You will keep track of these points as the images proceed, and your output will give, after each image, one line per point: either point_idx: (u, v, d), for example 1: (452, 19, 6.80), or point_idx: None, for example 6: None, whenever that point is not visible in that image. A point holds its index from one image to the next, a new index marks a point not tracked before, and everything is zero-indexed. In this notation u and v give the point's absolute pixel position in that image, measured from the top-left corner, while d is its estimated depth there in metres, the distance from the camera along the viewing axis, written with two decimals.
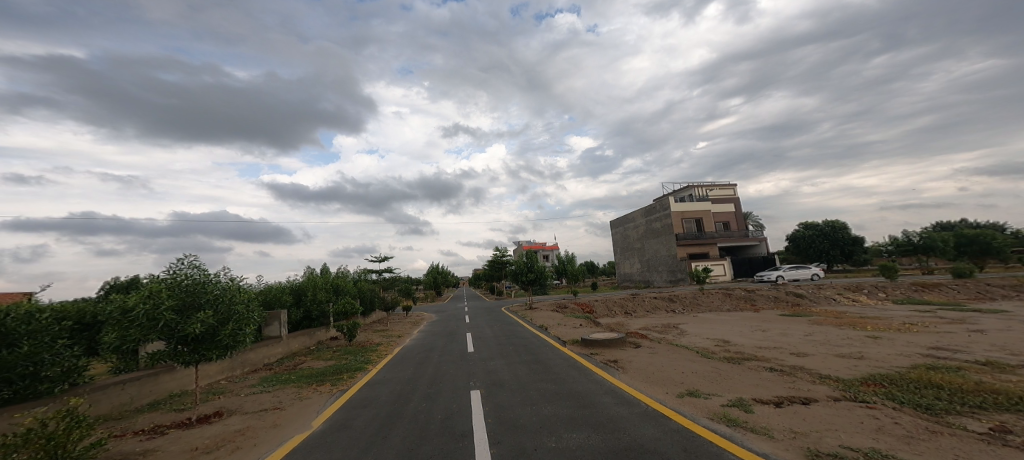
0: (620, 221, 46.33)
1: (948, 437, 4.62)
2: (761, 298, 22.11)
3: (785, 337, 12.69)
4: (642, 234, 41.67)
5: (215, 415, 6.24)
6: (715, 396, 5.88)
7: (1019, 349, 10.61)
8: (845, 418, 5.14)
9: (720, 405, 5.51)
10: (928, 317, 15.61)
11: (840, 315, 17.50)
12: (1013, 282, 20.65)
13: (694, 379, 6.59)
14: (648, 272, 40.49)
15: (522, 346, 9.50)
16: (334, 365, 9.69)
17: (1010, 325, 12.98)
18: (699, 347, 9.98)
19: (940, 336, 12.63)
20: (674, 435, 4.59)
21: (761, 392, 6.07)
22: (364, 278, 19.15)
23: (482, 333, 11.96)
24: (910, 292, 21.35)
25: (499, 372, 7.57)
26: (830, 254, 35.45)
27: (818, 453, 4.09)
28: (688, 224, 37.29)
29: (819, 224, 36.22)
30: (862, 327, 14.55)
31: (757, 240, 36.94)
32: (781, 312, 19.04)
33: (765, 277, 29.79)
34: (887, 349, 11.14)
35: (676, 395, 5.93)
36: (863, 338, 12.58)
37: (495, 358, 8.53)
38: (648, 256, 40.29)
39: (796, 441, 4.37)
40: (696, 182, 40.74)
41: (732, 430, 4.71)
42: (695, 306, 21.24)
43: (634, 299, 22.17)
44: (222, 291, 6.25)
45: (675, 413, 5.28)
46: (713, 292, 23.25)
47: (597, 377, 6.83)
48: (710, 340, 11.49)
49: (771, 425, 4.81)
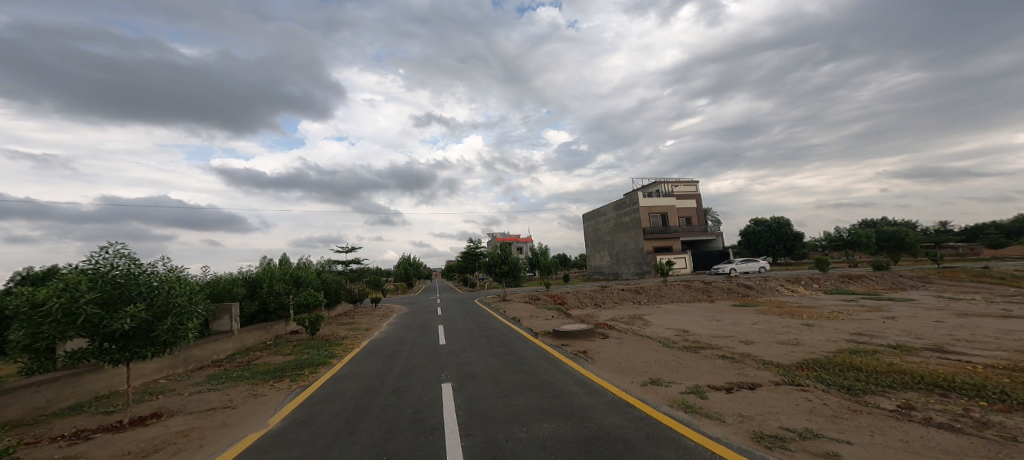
0: (593, 215, 47.66)
1: (866, 415, 5.30)
2: (716, 290, 23.63)
3: (736, 326, 13.75)
4: (611, 228, 43.04)
5: (153, 417, 5.93)
6: (675, 384, 6.34)
7: (922, 334, 12.16)
8: (784, 401, 5.74)
9: (678, 393, 5.95)
10: (851, 306, 17.48)
11: (781, 305, 19.16)
12: (921, 274, 23.39)
13: (656, 368, 7.05)
14: (616, 265, 41.97)
15: (494, 338, 9.68)
16: (295, 360, 9.41)
17: (917, 312, 14.75)
18: (661, 337, 10.63)
19: (861, 323, 14.24)
20: (638, 422, 4.93)
21: (714, 379, 6.62)
22: (329, 270, 18.58)
23: (454, 325, 12.03)
24: (838, 283, 23.59)
25: (471, 365, 7.68)
26: (775, 249, 38.40)
27: (762, 435, 4.56)
28: (654, 219, 39.06)
29: (766, 220, 39.04)
30: (798, 315, 16.02)
31: (714, 235, 39.09)
32: (733, 302, 20.51)
33: (720, 270, 31.80)
34: (818, 335, 12.41)
35: (640, 384, 6.33)
36: (799, 326, 13.89)
37: (468, 351, 8.64)
38: (616, 249, 41.74)
39: (744, 425, 4.84)
40: (663, 178, 42.55)
41: (690, 416, 5.12)
42: (659, 298, 22.36)
43: (602, 290, 22.94)
44: (157, 283, 5.88)
45: (639, 401, 5.66)
46: (674, 284, 24.49)
47: (566, 368, 7.12)
48: (671, 330, 12.22)
49: (723, 411, 5.28)
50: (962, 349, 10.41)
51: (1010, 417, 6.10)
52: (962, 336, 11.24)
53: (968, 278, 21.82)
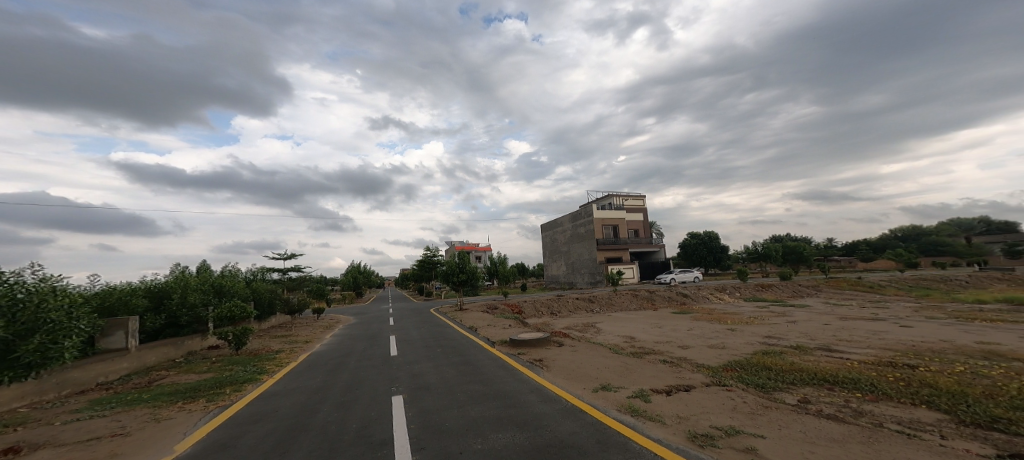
0: (550, 225, 48.87)
1: (775, 410, 6.20)
2: (658, 298, 25.29)
3: (675, 332, 14.96)
4: (568, 238, 44.44)
5: (15, 451, 5.38)
6: (623, 388, 6.89)
7: (815, 335, 14.08)
8: (713, 400, 6.50)
9: (626, 397, 6.50)
10: (764, 312, 19.67)
11: (711, 312, 21.00)
12: (814, 283, 26.76)
13: (606, 374, 7.58)
14: (572, 274, 43.40)
15: (450, 348, 9.78)
16: (214, 378, 8.81)
17: (812, 316, 17.00)
18: (610, 344, 11.35)
19: (771, 326, 16.13)
20: (589, 428, 5.37)
21: (656, 383, 7.28)
22: (262, 279, 17.55)
23: (407, 335, 11.90)
24: (753, 292, 26.26)
25: (425, 376, 7.74)
26: (706, 260, 41.79)
27: (696, 434, 5.17)
28: (607, 231, 40.94)
29: (700, 234, 42.39)
30: (724, 321, 17.74)
31: (657, 247, 41.63)
32: (673, 310, 22.13)
33: (663, 280, 34.06)
34: (740, 339, 13.89)
35: (591, 390, 6.81)
36: (724, 331, 15.43)
37: (422, 361, 8.67)
38: (572, 259, 43.19)
39: (681, 425, 5.46)
40: (616, 192, 44.72)
41: (636, 419, 5.66)
42: (610, 306, 23.48)
43: (558, 300, 23.63)
44: (24, 298, 5.39)
45: (590, 406, 6.12)
46: (622, 293, 25.84)
47: (522, 376, 7.45)
48: (620, 337, 13.06)
49: (663, 413, 5.88)
50: (845, 348, 12.18)
51: (877, 406, 7.38)
52: (843, 336, 13.16)
53: (853, 287, 25.28)
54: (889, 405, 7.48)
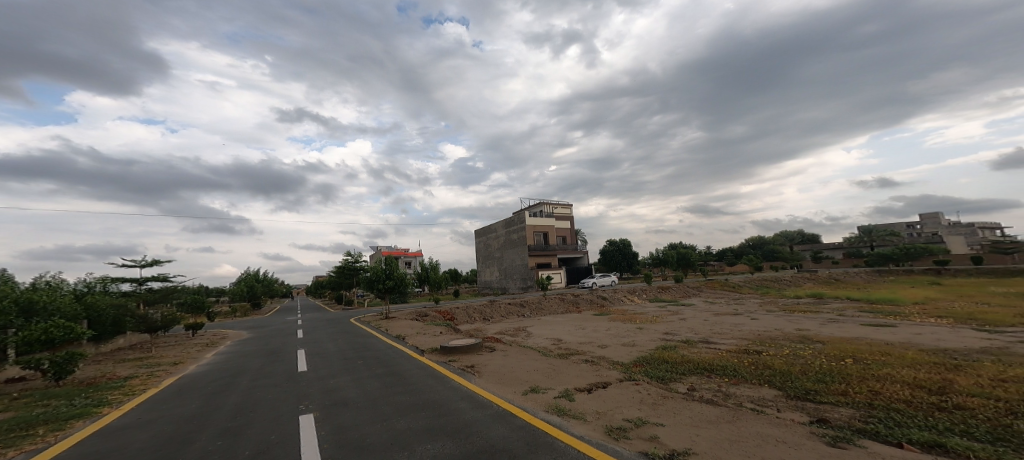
0: (484, 231, 49.61)
1: (672, 398, 7.41)
2: (582, 301, 26.93)
3: (595, 332, 16.36)
4: (501, 244, 45.40)
5: None
6: (549, 390, 7.62)
7: (699, 329, 16.33)
8: (625, 394, 7.53)
9: (552, 398, 7.19)
10: (663, 311, 22.14)
11: (624, 313, 22.99)
12: (698, 284, 30.45)
13: (535, 376, 8.33)
14: (504, 280, 44.43)
15: (372, 360, 9.68)
16: (26, 415, 6.68)
17: (697, 313, 19.52)
18: (540, 346, 12.27)
19: (670, 323, 18.19)
20: (520, 431, 5.54)
21: (579, 382, 8.16)
22: (99, 293, 14.76)
23: (320, 349, 11.48)
24: (655, 293, 29.15)
25: (341, 393, 7.24)
26: (621, 266, 45.32)
27: (612, 428, 5.78)
28: (538, 238, 42.61)
29: (616, 241, 45.78)
30: (635, 321, 19.66)
31: (582, 253, 44.18)
32: (593, 312, 23.85)
33: (585, 284, 36.26)
34: (645, 336, 15.69)
35: (521, 393, 7.39)
36: (633, 329, 17.26)
37: (339, 376, 8.44)
38: (505, 264, 44.28)
39: (600, 421, 6.13)
40: (547, 200, 46.62)
41: (561, 418, 6.21)
42: (540, 311, 24.51)
43: (491, 305, 24.06)
44: None
45: (520, 409, 6.55)
46: (550, 297, 27.14)
47: (454, 384, 7.74)
48: (548, 339, 14.08)
49: (584, 410, 6.64)
50: (717, 339, 14.27)
51: (738, 388, 8.97)
52: (716, 329, 15.44)
53: (733, 287, 29.30)
54: (744, 386, 9.12)
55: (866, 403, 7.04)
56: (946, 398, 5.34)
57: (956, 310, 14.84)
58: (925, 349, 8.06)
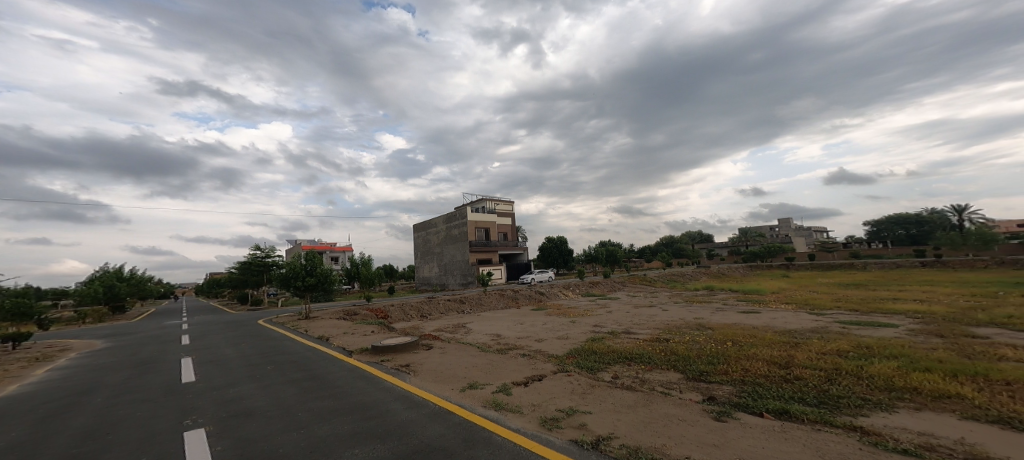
0: (423, 226, 48.94)
1: (599, 387, 7.75)
2: (521, 297, 27.59)
3: (533, 327, 16.95)
4: (441, 240, 45.07)
5: None
6: (488, 385, 6.77)
7: (622, 321, 17.60)
8: (559, 386, 7.36)
9: (491, 393, 6.37)
10: (593, 304, 23.43)
11: (560, 307, 23.92)
12: (622, 279, 32.72)
13: (473, 373, 7.43)
14: (443, 276, 44.21)
15: (288, 365, 8.18)
16: None
17: (625, 305, 20.87)
18: (479, 342, 12.50)
19: (601, 316, 19.25)
20: (457, 428, 4.86)
21: (516, 376, 7.69)
22: None
23: (217, 356, 9.80)
24: (587, 288, 30.76)
25: (247, 400, 5.80)
26: (557, 262, 47.18)
27: (546, 419, 5.32)
28: (479, 233, 42.82)
29: (553, 238, 47.48)
30: (569, 314, 20.62)
31: (522, 249, 45.21)
32: (532, 307, 24.57)
33: (523, 280, 37.18)
34: (577, 329, 16.62)
35: (459, 390, 6.42)
36: (566, 323, 18.24)
37: (242, 383, 6.75)
38: (444, 260, 44.04)
39: (535, 413, 5.57)
40: (489, 196, 46.99)
41: (498, 413, 5.52)
42: (480, 307, 24.67)
43: (429, 302, 23.67)
44: None
45: (458, 407, 5.65)
46: (490, 293, 27.42)
47: (386, 384, 6.48)
48: (488, 335, 14.38)
49: (520, 403, 5.99)
50: (637, 329, 15.56)
51: (650, 373, 9.74)
52: (637, 321, 16.70)
53: (651, 281, 32.08)
54: (650, 370, 9.96)
55: (738, 380, 8.25)
56: (787, 370, 6.39)
57: (799, 296, 18.14)
58: (777, 330, 9.73)
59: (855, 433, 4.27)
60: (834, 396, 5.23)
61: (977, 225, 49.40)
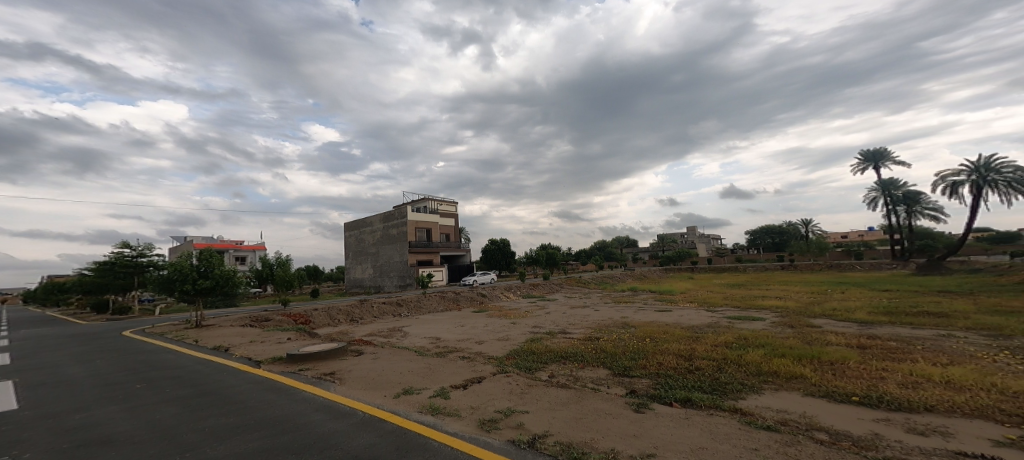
0: (356, 225, 47.03)
1: (536, 387, 7.95)
2: (462, 298, 27.50)
3: (473, 329, 17.01)
4: (377, 240, 43.60)
5: None
6: (424, 390, 6.53)
7: (558, 321, 18.24)
8: (498, 387, 7.44)
9: (427, 398, 6.11)
10: (533, 306, 23.92)
11: (501, 309, 24.20)
12: (561, 281, 33.83)
13: (410, 378, 7.27)
14: (378, 277, 42.85)
15: (174, 380, 7.34)
16: None
17: (563, 306, 21.60)
18: (417, 346, 12.31)
19: (541, 318, 19.75)
20: (389, 436, 4.61)
21: (455, 379, 7.59)
22: None
23: (66, 374, 8.25)
24: (528, 290, 31.38)
25: (115, 425, 5.13)
26: (499, 264, 47.59)
27: (485, 421, 5.23)
28: (419, 234, 41.95)
29: (496, 240, 47.78)
30: (510, 316, 20.94)
31: (465, 251, 45.04)
32: (473, 309, 24.62)
33: (465, 282, 37.01)
34: (517, 330, 16.95)
35: (392, 396, 6.13)
36: (507, 324, 18.54)
37: (104, 406, 5.93)
38: (380, 261, 42.71)
39: (474, 415, 5.43)
40: (431, 196, 46.26)
41: (435, 417, 5.25)
42: (417, 309, 24.16)
43: (361, 305, 22.61)
44: None
45: (391, 414, 5.34)
46: (430, 295, 27.03)
47: (305, 395, 6.21)
48: (426, 338, 14.21)
49: (458, 406, 5.78)
50: (572, 329, 16.19)
51: (585, 371, 10.20)
52: (574, 320, 17.35)
53: (585, 283, 33.55)
54: (581, 368, 10.44)
55: (655, 373, 8.94)
56: (691, 362, 7.05)
57: (706, 295, 20.09)
58: (685, 325, 10.74)
59: (737, 415, 4.84)
60: (723, 382, 5.91)
61: (812, 236, 59.02)
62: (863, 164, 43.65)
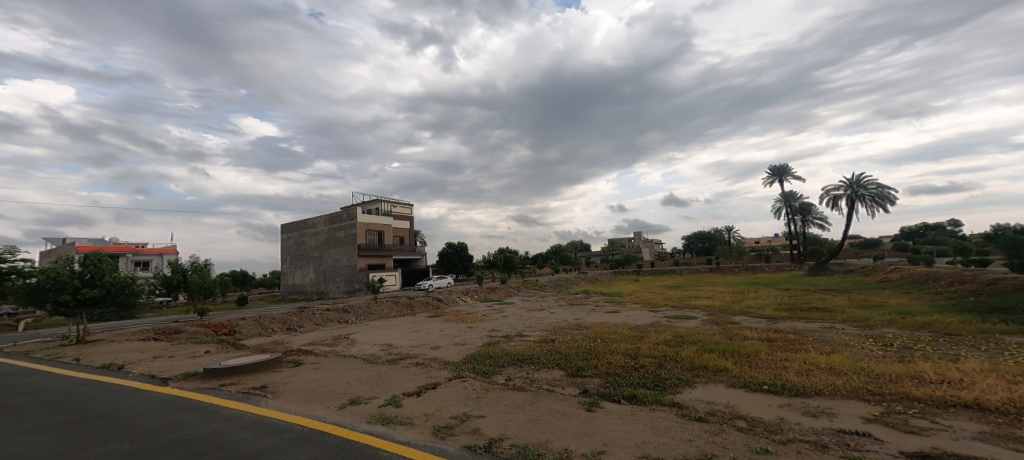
0: (297, 226, 44.90)
1: (493, 390, 8.00)
2: (417, 304, 26.98)
3: (428, 334, 16.76)
4: (320, 242, 41.85)
5: None
6: (373, 399, 6.39)
7: (513, 325, 18.41)
8: (454, 392, 7.42)
9: (377, 407, 5.99)
10: (491, 310, 23.93)
11: (458, 313, 24.04)
12: (519, 285, 34.15)
13: (357, 387, 7.10)
14: (322, 282, 41.08)
15: (48, 403, 6.18)
16: None
17: (520, 310, 21.83)
18: (367, 354, 11.96)
19: (499, 321, 19.82)
20: (333, 449, 4.46)
21: (407, 386, 7.48)
22: None
23: None
24: (486, 294, 31.39)
25: None
26: (456, 268, 47.18)
27: (439, 427, 5.20)
28: (370, 237, 40.66)
29: (454, 244, 47.39)
30: (467, 320, 20.85)
31: (420, 255, 44.38)
32: (428, 314, 24.26)
33: (420, 286, 36.35)
34: (475, 334, 16.91)
35: (337, 408, 5.93)
36: (464, 328, 18.41)
37: None
38: (324, 265, 41.02)
39: (428, 422, 5.39)
40: (383, 198, 45.25)
41: (385, 427, 5.15)
42: (367, 316, 23.30)
43: (301, 314, 21.10)
44: None
45: (335, 426, 5.16)
46: (383, 301, 26.23)
47: (228, 413, 5.66)
48: (377, 345, 13.84)
49: (412, 414, 5.72)
50: (528, 331, 16.35)
51: (542, 372, 10.40)
52: (531, 323, 17.55)
53: (540, 286, 34.09)
54: (536, 370, 10.63)
55: (605, 372, 9.31)
56: (636, 360, 7.44)
57: (652, 296, 21.09)
58: (632, 325, 11.27)
59: (675, 408, 5.19)
60: (665, 379, 6.24)
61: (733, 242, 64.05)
62: (772, 179, 47.84)
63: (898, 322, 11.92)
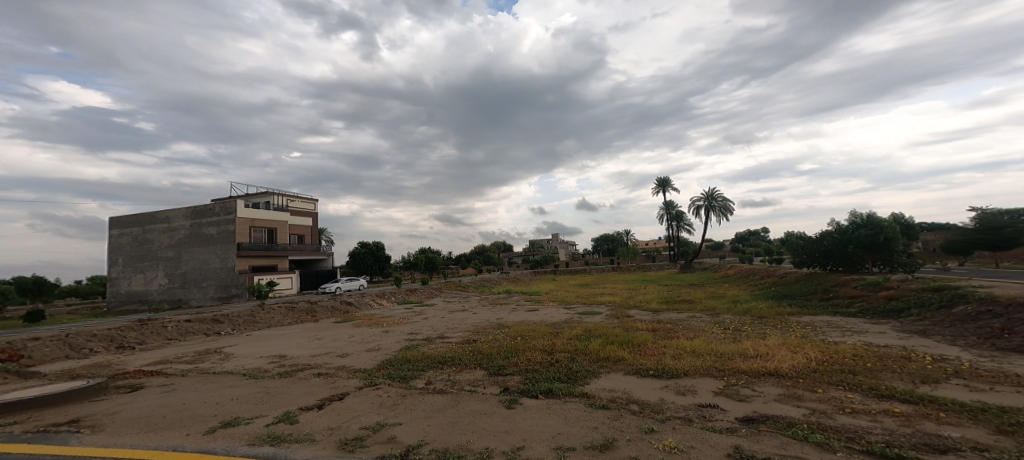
0: (139, 221, 36.86)
1: (410, 396, 7.86)
2: (320, 310, 25.22)
3: (334, 342, 15.78)
4: (176, 241, 35.06)
5: None
6: (256, 419, 5.90)
7: (428, 328, 18.15)
8: (364, 401, 7.17)
9: (262, 427, 5.56)
10: (407, 313, 23.27)
11: (372, 317, 23.05)
12: (440, 286, 33.82)
13: (231, 408, 6.48)
14: (179, 289, 34.42)
15: None
16: None
17: (439, 312, 21.61)
18: (253, 368, 10.91)
19: (418, 324, 19.38)
20: None
21: (304, 401, 7.01)
22: None
23: None
24: (405, 295, 30.57)
25: None
26: (371, 269, 45.03)
27: (346, 441, 5.00)
28: (257, 234, 36.22)
29: (369, 244, 45.21)
30: (381, 324, 20.02)
31: (325, 255, 41.97)
32: (335, 319, 22.84)
33: (329, 290, 34.03)
34: (392, 338, 16.33)
35: (202, 433, 5.28)
36: (380, 333, 17.66)
37: None
38: (181, 268, 34.44)
39: (332, 436, 5.16)
40: (277, 192, 41.86)
41: (275, 447, 4.80)
42: (251, 325, 20.71)
43: (146, 325, 17.35)
44: None
45: (204, 453, 4.53)
46: (273, 308, 23.67)
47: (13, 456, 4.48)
48: (264, 358, 12.63)
49: (313, 429, 5.42)
50: (450, 333, 16.16)
51: (465, 373, 10.42)
52: (450, 325, 17.41)
53: (464, 287, 34.13)
54: (452, 372, 10.63)
55: (524, 369, 9.62)
56: (550, 355, 7.86)
57: (562, 295, 22.17)
58: (548, 322, 11.85)
59: (584, 398, 5.57)
60: (575, 373, 6.62)
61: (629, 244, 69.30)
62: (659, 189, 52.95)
63: (732, 309, 13.97)
